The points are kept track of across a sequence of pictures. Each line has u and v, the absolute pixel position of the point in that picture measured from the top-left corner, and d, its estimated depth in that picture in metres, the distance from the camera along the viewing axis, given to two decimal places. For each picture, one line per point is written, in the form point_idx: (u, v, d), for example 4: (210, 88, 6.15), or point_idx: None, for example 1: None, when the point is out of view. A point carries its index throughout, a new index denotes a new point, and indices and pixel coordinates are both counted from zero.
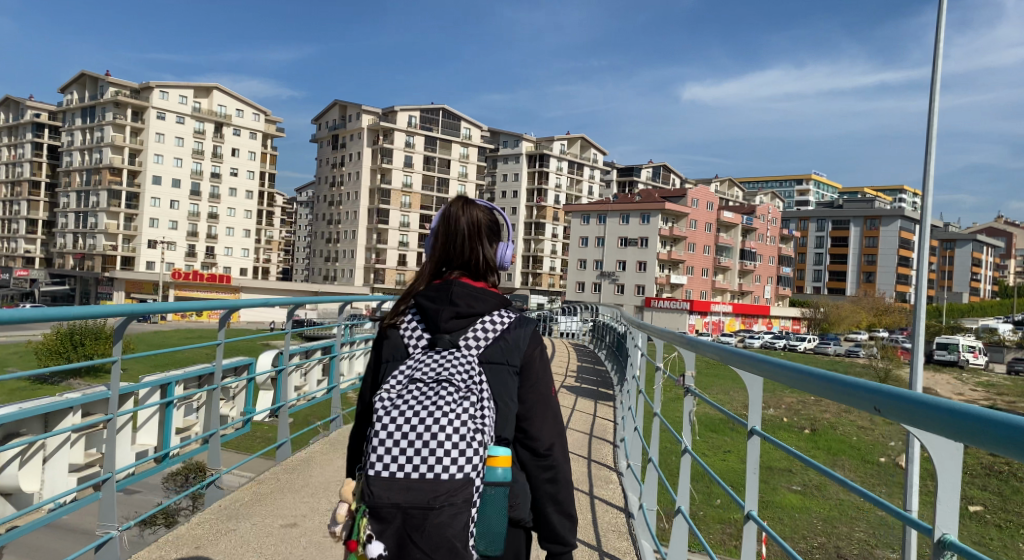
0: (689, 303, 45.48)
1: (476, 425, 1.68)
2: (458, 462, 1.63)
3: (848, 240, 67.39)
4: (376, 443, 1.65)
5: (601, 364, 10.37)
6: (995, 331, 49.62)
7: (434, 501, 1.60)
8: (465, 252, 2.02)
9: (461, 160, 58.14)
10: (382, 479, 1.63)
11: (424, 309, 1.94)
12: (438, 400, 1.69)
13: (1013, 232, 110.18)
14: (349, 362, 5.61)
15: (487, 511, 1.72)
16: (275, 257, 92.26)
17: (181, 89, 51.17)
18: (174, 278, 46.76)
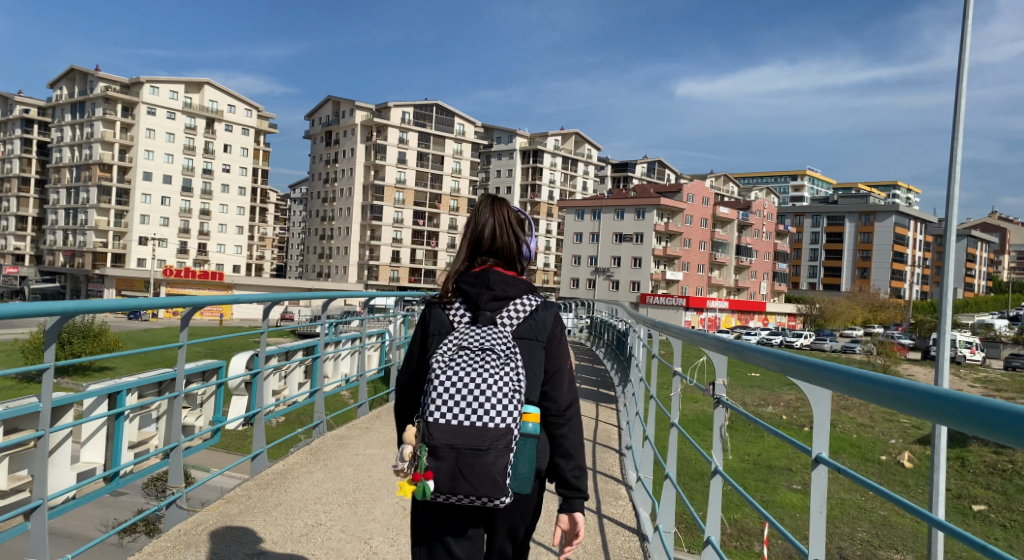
0: (685, 300, 45.32)
1: (515, 387, 1.91)
2: (501, 415, 1.87)
3: (844, 236, 67.31)
4: (432, 396, 1.88)
5: (602, 363, 10.01)
6: (991, 326, 49.64)
7: (485, 442, 1.85)
8: (499, 244, 2.29)
9: (455, 155, 57.74)
10: (436, 426, 1.87)
11: (466, 289, 2.16)
12: (483, 362, 1.91)
13: (1007, 227, 110.35)
14: (333, 363, 5.24)
15: (521, 463, 1.94)
16: (268, 254, 91.65)
17: (172, 84, 50.58)
18: (166, 275, 46.29)
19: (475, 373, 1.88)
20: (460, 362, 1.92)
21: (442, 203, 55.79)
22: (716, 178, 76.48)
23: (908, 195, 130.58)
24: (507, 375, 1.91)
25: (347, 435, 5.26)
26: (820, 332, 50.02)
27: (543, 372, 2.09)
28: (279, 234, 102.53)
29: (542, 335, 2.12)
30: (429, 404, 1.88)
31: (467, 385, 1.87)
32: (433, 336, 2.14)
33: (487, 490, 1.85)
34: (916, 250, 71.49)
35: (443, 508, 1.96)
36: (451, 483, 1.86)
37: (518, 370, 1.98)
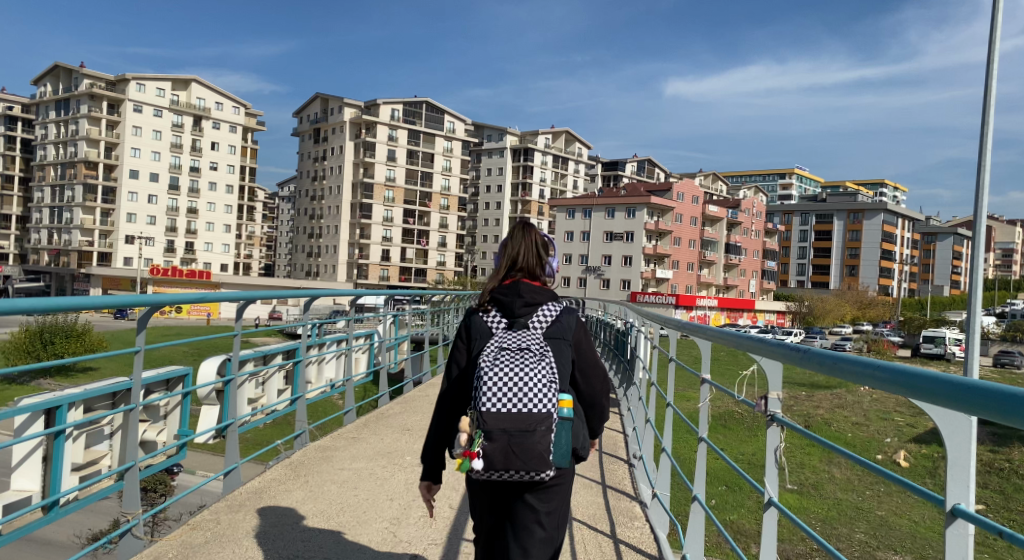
0: (676, 298, 45.23)
1: (551, 380, 2.29)
2: (541, 402, 2.25)
3: (833, 234, 67.47)
4: (483, 388, 2.26)
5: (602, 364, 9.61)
6: (979, 324, 49.89)
7: (530, 425, 2.24)
8: (527, 261, 2.72)
9: (445, 153, 57.25)
10: (485, 410, 2.26)
11: (502, 298, 2.58)
12: (522, 357, 2.31)
13: (992, 225, 111.14)
14: (316, 367, 4.86)
15: (559, 444, 2.31)
16: (256, 253, 90.72)
17: (159, 81, 49.81)
18: (152, 274, 45.60)
19: (515, 366, 2.27)
20: (505, 359, 2.32)
21: (432, 201, 55.36)
22: (706, 176, 76.39)
23: (895, 193, 131.21)
24: (545, 367, 2.31)
25: (331, 445, 4.89)
26: (810, 330, 50.07)
27: (572, 366, 2.50)
28: (266, 233, 101.43)
29: (567, 333, 2.51)
30: (480, 393, 2.27)
31: (512, 378, 2.26)
32: (476, 339, 2.56)
33: (531, 464, 2.23)
34: (905, 248, 71.76)
35: (491, 481, 2.35)
36: (502, 460, 2.25)
37: (550, 364, 2.36)
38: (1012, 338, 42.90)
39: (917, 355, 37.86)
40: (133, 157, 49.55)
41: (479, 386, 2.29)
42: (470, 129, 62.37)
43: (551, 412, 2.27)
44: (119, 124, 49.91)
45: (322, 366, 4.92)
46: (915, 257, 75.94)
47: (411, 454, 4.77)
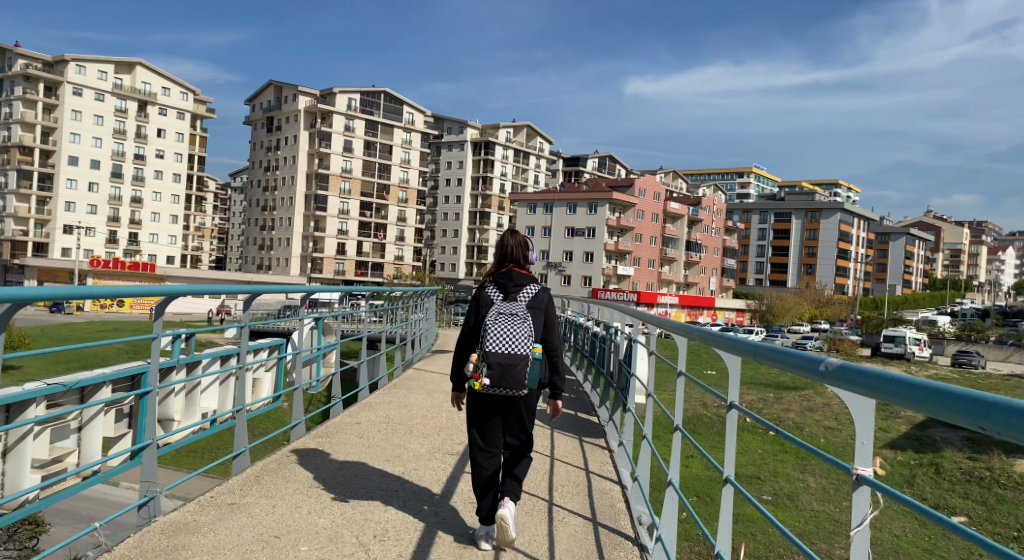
0: (636, 295, 44.74)
1: (529, 334, 3.27)
2: (522, 346, 3.25)
3: (790, 233, 67.74)
4: (487, 336, 3.25)
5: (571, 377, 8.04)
6: (934, 323, 50.52)
7: (515, 361, 3.23)
8: (516, 253, 3.58)
9: (404, 145, 55.33)
10: (485, 343, 3.25)
11: (500, 280, 3.48)
12: (510, 317, 3.29)
13: (941, 227, 113.18)
14: (185, 398, 3.57)
15: (532, 375, 3.29)
16: (205, 246, 87.10)
17: (100, 63, 46.97)
18: (93, 266, 42.91)
19: (510, 325, 3.25)
20: (503, 317, 3.30)
21: (390, 194, 53.65)
22: (666, 174, 75.98)
23: (848, 193, 133.27)
24: (524, 324, 3.30)
25: (195, 519, 3.27)
26: (770, 328, 50.03)
27: (546, 329, 3.47)
28: (217, 225, 97.43)
29: (541, 305, 3.46)
30: (485, 339, 3.25)
31: (507, 328, 3.27)
32: (480, 305, 3.44)
33: (513, 385, 3.23)
34: (859, 248, 72.53)
35: (487, 396, 3.33)
36: (496, 381, 3.23)
37: (529, 323, 3.33)
38: (965, 337, 43.58)
39: (877, 354, 38.01)
40: (72, 143, 46.43)
41: (484, 334, 3.28)
42: (429, 121, 60.64)
43: (529, 352, 3.26)
44: (56, 108, 46.63)
45: (196, 394, 3.64)
46: (869, 256, 76.89)
47: (310, 542, 3.12)
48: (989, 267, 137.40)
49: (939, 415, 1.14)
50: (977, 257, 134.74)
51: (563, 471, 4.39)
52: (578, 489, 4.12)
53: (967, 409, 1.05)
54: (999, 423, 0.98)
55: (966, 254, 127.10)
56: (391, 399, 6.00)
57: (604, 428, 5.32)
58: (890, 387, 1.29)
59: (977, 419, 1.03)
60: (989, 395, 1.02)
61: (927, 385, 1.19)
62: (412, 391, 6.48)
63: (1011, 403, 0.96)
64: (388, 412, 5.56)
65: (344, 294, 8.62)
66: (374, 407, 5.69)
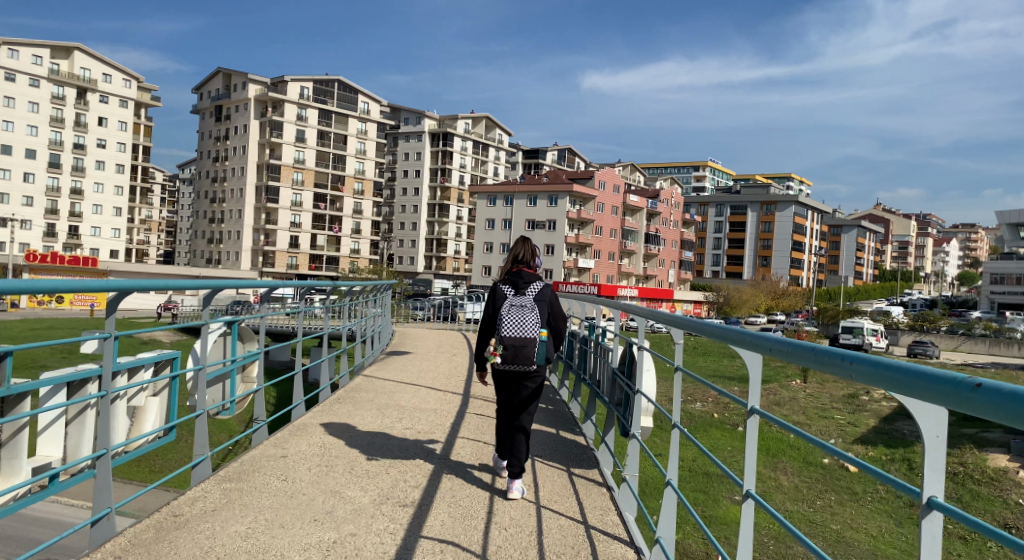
0: (596, 288, 44.41)
1: (536, 321, 4.05)
2: (530, 330, 4.04)
3: (746, 225, 68.28)
4: (503, 323, 4.05)
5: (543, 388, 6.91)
6: (888, 314, 51.61)
7: (522, 343, 4.02)
8: (524, 254, 4.31)
9: (359, 135, 53.68)
10: (501, 327, 4.06)
11: (512, 277, 4.20)
12: (521, 308, 4.09)
13: (891, 219, 115.89)
14: None
15: (540, 354, 4.05)
16: (152, 239, 83.40)
17: (34, 47, 44.23)
18: (29, 260, 40.24)
19: (521, 315, 4.04)
20: (517, 307, 4.12)
21: (345, 185, 51.92)
22: (625, 167, 75.59)
23: (800, 187, 135.12)
24: (532, 312, 4.11)
25: None
26: (728, 320, 50.27)
27: (551, 317, 4.20)
28: (164, 218, 93.30)
29: (547, 297, 4.21)
30: (501, 326, 4.06)
31: (518, 316, 4.07)
32: (497, 298, 4.20)
33: (524, 360, 4.01)
34: (813, 240, 73.61)
35: (502, 370, 4.09)
36: (510, 358, 4.04)
37: (536, 312, 4.12)
38: (917, 327, 44.51)
39: (836, 345, 38.60)
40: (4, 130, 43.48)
41: (500, 321, 4.10)
42: (385, 111, 59.04)
43: (536, 334, 4.06)
44: None
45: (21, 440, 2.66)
46: (823, 248, 78.20)
47: None
48: (936, 257, 141.39)
49: (927, 400, 1.32)
50: (924, 248, 138.38)
51: (555, 527, 3.28)
52: (577, 545, 3.11)
53: (951, 393, 1.24)
54: (984, 407, 1.15)
55: (915, 246, 130.31)
56: (339, 424, 4.87)
57: (596, 456, 4.39)
58: (880, 377, 1.48)
59: (957, 397, 1.22)
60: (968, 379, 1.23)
61: (922, 374, 1.36)
62: (362, 410, 5.40)
63: (997, 390, 1.13)
64: (324, 439, 4.47)
65: (298, 286, 7.89)
66: (304, 431, 4.56)
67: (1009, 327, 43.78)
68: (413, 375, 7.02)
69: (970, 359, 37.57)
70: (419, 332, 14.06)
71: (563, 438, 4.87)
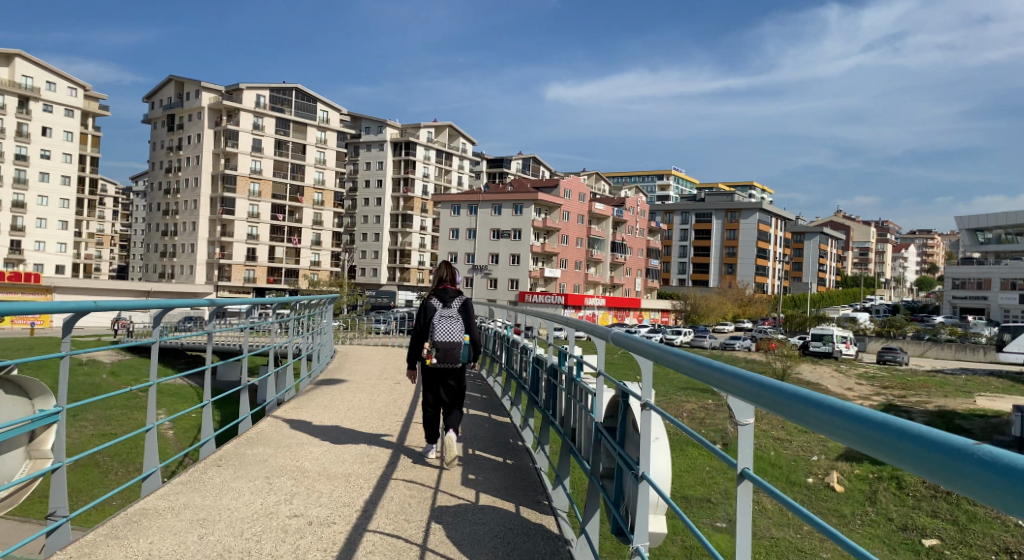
0: (564, 298, 43.43)
1: (458, 328, 4.98)
2: (454, 335, 4.96)
3: (711, 233, 67.99)
4: (435, 329, 4.95)
5: (492, 423, 5.50)
6: (854, 320, 51.87)
7: (448, 344, 4.93)
8: (446, 274, 5.23)
9: (319, 145, 51.87)
10: (433, 335, 4.94)
11: (440, 293, 5.09)
12: (448, 318, 5.01)
13: (851, 226, 117.57)
14: None
15: (463, 352, 4.96)
16: (102, 253, 79.48)
17: None
18: None
19: (446, 322, 4.97)
20: (446, 317, 5.04)
21: (304, 196, 50.16)
22: (589, 175, 74.72)
23: (761, 194, 136.21)
24: (457, 322, 5.06)
25: None
26: (696, 328, 49.82)
27: (472, 325, 5.11)
28: (117, 232, 89.08)
29: (467, 309, 5.12)
30: (433, 332, 4.95)
31: (446, 325, 4.98)
32: (427, 312, 5.07)
33: (451, 358, 4.92)
34: (777, 247, 73.83)
35: (433, 365, 4.95)
36: (441, 358, 4.93)
37: (459, 321, 5.05)
38: (884, 333, 44.73)
39: (806, 353, 38.46)
40: None
41: (433, 329, 5.00)
42: (345, 120, 57.32)
43: (461, 339, 5.00)
44: None
45: None
46: (787, 255, 78.63)
47: None
48: (894, 261, 143.96)
49: (900, 464, 1.08)
50: (882, 254, 140.58)
51: None
52: None
53: (933, 460, 0.99)
54: (953, 481, 0.96)
55: (873, 252, 132.30)
56: (193, 515, 3.33)
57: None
58: (840, 423, 1.25)
59: (922, 465, 1.02)
60: (920, 429, 1.05)
61: (884, 418, 1.15)
62: (247, 481, 3.87)
63: (968, 455, 0.93)
64: (145, 550, 2.98)
65: (246, 302, 7.40)
66: (132, 533, 3.10)
67: (973, 332, 44.26)
68: (346, 411, 5.90)
69: (938, 365, 37.68)
70: (367, 349, 13.07)
71: (524, 525, 3.54)
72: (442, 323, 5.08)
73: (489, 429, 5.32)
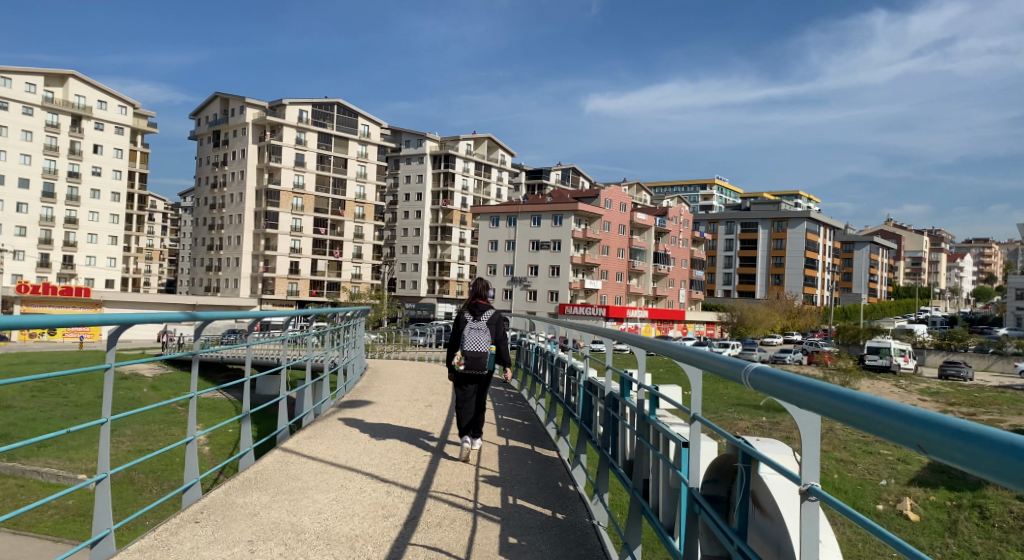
0: (605, 309, 42.44)
1: (485, 339, 5.15)
2: (481, 344, 5.13)
3: (757, 242, 65.89)
4: (464, 338, 5.15)
5: (536, 461, 4.63)
6: (913, 332, 49.56)
7: (474, 354, 5.10)
8: (477, 288, 5.42)
9: (360, 158, 52.10)
10: (462, 343, 5.11)
11: (472, 305, 5.29)
12: (478, 329, 5.20)
13: (904, 235, 113.34)
14: None
15: (489, 362, 5.12)
16: (150, 268, 81.02)
17: (30, 74, 42.73)
18: (22, 291, 38.16)
19: (475, 331, 5.17)
20: (475, 328, 5.23)
21: (346, 210, 50.33)
22: (630, 186, 73.42)
23: (806, 204, 132.41)
24: (486, 333, 5.24)
25: None
26: (743, 341, 48.23)
27: (500, 336, 5.29)
28: (165, 247, 90.80)
29: (497, 320, 5.29)
30: (463, 342, 5.15)
31: (475, 335, 5.17)
32: (459, 323, 5.26)
33: (478, 367, 5.10)
34: (826, 257, 71.41)
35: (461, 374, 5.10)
36: (469, 365, 5.13)
37: (488, 332, 5.22)
38: (944, 346, 42.71)
39: (862, 367, 36.74)
40: None
41: (463, 339, 5.19)
42: (385, 133, 57.45)
43: (488, 350, 5.18)
44: None
45: None
46: (837, 265, 75.95)
47: None
48: (949, 272, 138.05)
49: None
50: (936, 264, 135.04)
51: None
52: None
53: None
54: (1002, 476, 0.96)
55: (926, 261, 127.21)
56: None
57: None
58: (882, 420, 1.24)
59: (974, 462, 1.00)
60: (972, 426, 1.04)
61: (933, 419, 1.12)
62: (223, 548, 3.06)
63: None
64: None
65: (274, 310, 6.99)
66: None
67: None
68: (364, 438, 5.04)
69: (1006, 380, 35.59)
70: (404, 364, 12.56)
71: None
72: (471, 331, 5.32)
73: (530, 468, 4.46)
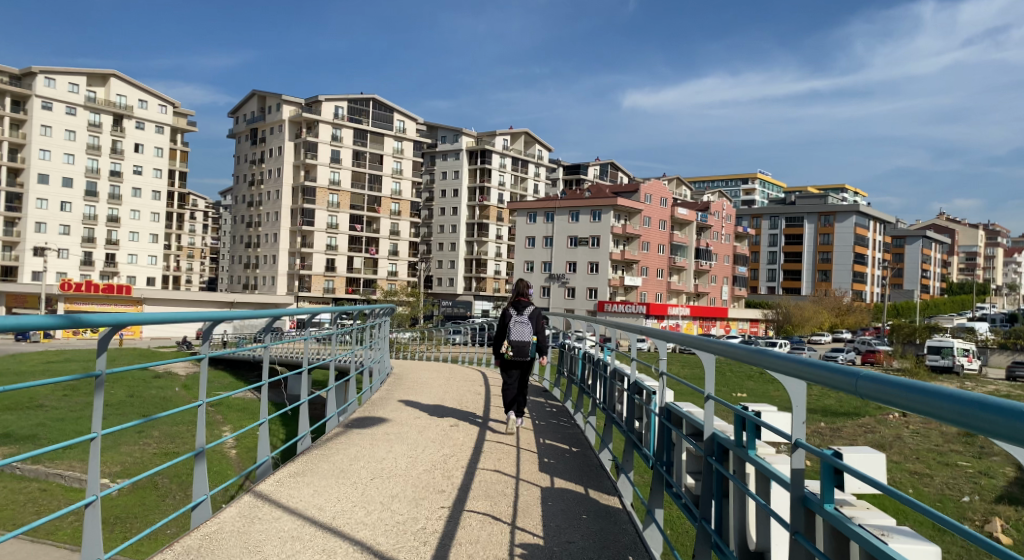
0: (645, 307, 40.95)
1: (526, 330, 5.67)
2: (524, 334, 5.63)
3: (803, 237, 63.21)
4: (508, 328, 5.68)
5: (592, 515, 3.24)
6: (973, 331, 46.96)
7: (519, 346, 5.60)
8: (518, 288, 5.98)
9: (395, 155, 51.41)
10: (509, 335, 5.63)
11: (515, 303, 5.79)
12: (521, 322, 5.69)
13: (957, 229, 108.49)
14: None
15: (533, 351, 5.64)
16: (193, 266, 81.59)
17: (73, 74, 42.94)
18: (65, 289, 38.23)
19: (518, 322, 5.69)
20: (519, 322, 5.73)
21: (381, 206, 49.69)
22: (669, 180, 70.98)
23: (854, 198, 127.20)
24: (528, 326, 5.72)
25: None
26: (790, 339, 46.33)
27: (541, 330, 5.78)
28: (206, 244, 91.33)
29: (538, 316, 5.77)
30: (509, 333, 5.67)
31: (519, 327, 5.67)
32: (505, 320, 5.78)
33: (521, 355, 5.61)
34: (875, 252, 68.17)
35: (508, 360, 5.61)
36: (515, 354, 5.64)
37: (530, 325, 5.72)
38: (1008, 345, 40.34)
39: (922, 368, 34.68)
40: (42, 160, 42.15)
41: (509, 331, 5.69)
42: (421, 129, 56.58)
43: (531, 339, 5.71)
44: (25, 123, 42.22)
45: None
46: (887, 261, 72.83)
47: None
48: (1006, 268, 131.76)
49: None
50: (991, 258, 128.32)
51: None
52: None
53: None
54: None
55: (980, 256, 121.59)
56: None
57: None
58: (939, 401, 1.24)
59: (984, 428, 1.13)
60: (997, 405, 1.11)
61: (1000, 404, 1.12)
62: None
63: (1008, 411, 1.08)
64: None
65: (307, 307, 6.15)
66: None
67: None
68: (377, 466, 3.74)
69: None
70: (434, 367, 11.63)
71: None
72: (516, 326, 5.79)
73: (589, 531, 3.04)
